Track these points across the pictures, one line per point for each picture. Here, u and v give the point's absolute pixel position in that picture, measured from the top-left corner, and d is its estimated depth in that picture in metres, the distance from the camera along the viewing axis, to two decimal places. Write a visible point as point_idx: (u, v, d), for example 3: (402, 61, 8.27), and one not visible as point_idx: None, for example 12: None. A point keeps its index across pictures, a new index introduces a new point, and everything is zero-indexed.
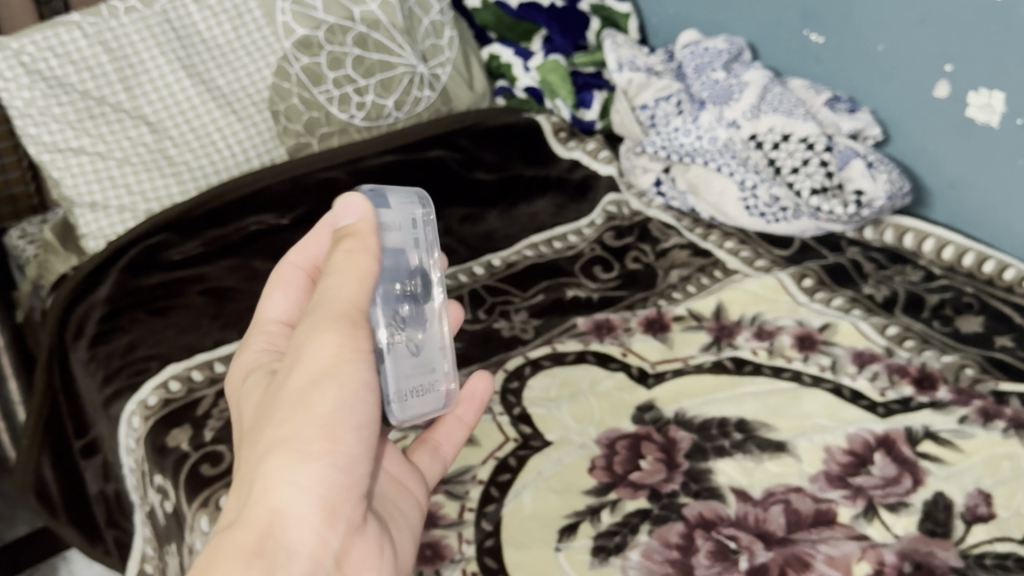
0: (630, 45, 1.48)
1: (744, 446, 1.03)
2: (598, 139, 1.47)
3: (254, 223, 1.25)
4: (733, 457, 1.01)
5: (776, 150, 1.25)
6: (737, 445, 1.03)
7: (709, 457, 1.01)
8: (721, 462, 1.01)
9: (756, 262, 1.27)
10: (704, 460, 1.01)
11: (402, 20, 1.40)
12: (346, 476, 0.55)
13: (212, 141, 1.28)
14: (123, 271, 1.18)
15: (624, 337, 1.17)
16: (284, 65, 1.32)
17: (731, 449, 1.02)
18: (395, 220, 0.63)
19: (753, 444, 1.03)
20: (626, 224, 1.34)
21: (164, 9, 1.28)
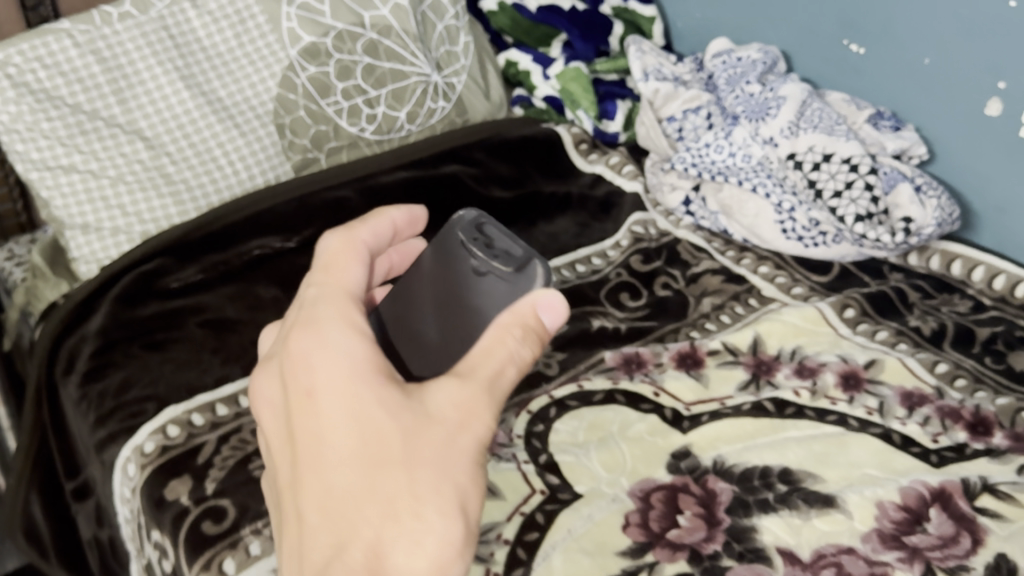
0: (657, 52, 1.41)
1: (789, 500, 0.95)
2: (622, 152, 1.38)
3: (257, 246, 1.17)
4: (778, 513, 0.93)
5: (817, 171, 1.16)
6: (782, 499, 0.95)
7: (752, 513, 0.93)
8: (765, 519, 0.93)
9: (793, 289, 1.20)
10: (747, 517, 0.93)
11: (415, 26, 1.31)
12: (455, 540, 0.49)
13: (213, 158, 1.19)
14: (114, 302, 1.10)
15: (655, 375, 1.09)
16: (290, 74, 1.24)
17: (776, 503, 0.94)
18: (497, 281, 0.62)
19: (799, 498, 0.95)
20: (654, 246, 1.26)
21: (160, 15, 1.19)
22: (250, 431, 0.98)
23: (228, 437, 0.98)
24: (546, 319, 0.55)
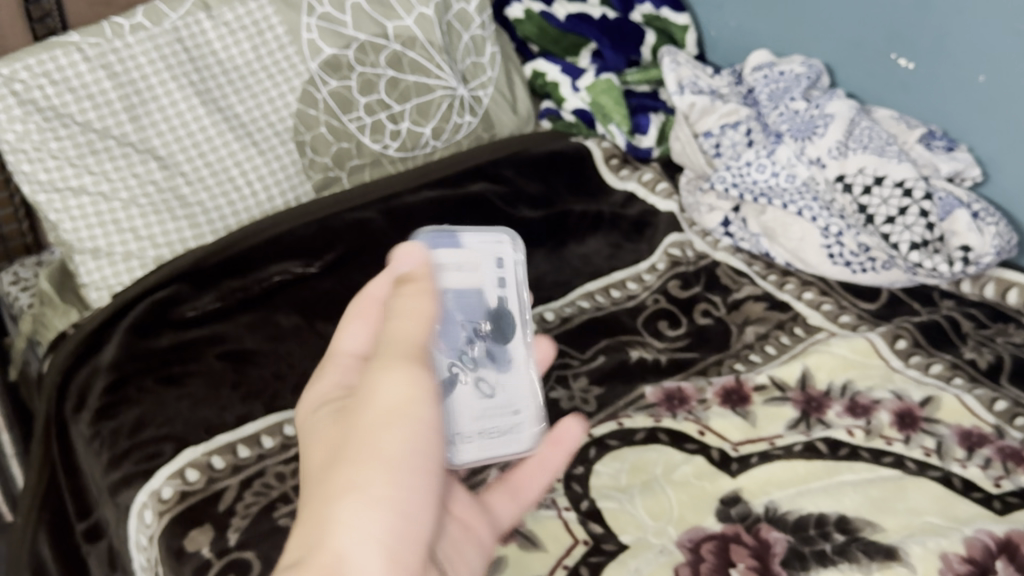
0: (692, 63, 1.35)
1: (847, 551, 0.87)
2: (655, 168, 1.32)
3: (277, 273, 1.11)
4: (838, 566, 0.86)
5: (868, 196, 1.11)
6: (840, 551, 0.87)
7: (810, 566, 0.86)
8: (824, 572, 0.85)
9: (840, 317, 1.14)
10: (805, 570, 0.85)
11: (440, 37, 1.26)
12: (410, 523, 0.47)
13: (231, 177, 1.13)
14: (127, 333, 1.04)
15: (698, 414, 1.03)
16: (310, 89, 1.18)
17: (834, 555, 0.87)
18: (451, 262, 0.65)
19: (858, 549, 0.87)
20: (692, 270, 1.20)
21: (175, 26, 1.13)
22: (274, 475, 0.92)
23: (250, 481, 0.92)
24: (404, 264, 0.57)
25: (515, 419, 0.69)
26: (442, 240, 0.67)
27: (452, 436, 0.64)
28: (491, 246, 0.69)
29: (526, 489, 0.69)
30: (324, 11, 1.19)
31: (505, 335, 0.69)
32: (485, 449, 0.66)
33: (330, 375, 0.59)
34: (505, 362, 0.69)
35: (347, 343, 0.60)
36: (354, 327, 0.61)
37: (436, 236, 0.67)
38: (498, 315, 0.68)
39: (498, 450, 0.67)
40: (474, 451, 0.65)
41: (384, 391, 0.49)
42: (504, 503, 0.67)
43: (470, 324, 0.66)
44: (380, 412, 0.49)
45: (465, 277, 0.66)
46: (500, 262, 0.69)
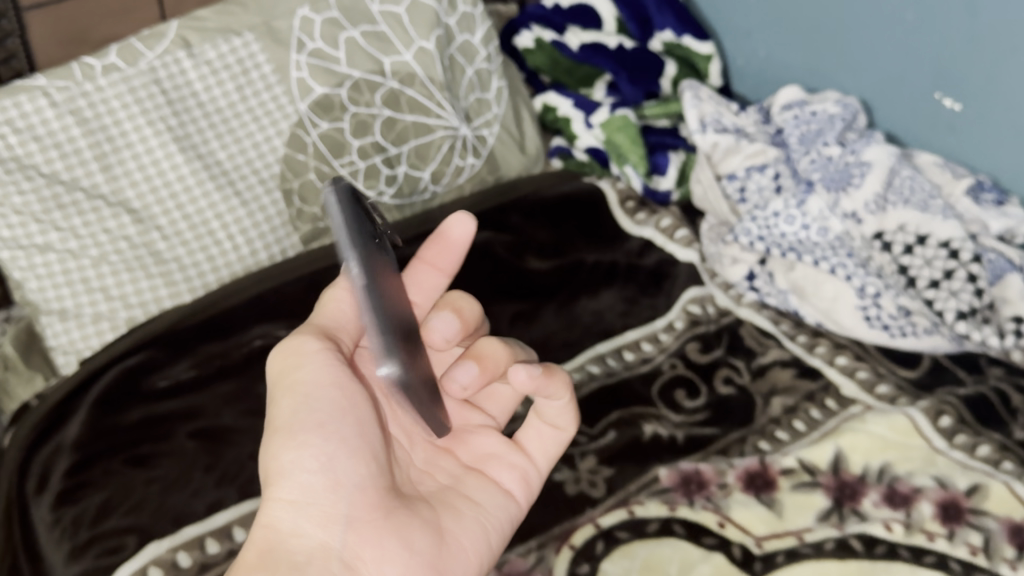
0: (715, 98, 1.24)
1: None
2: (675, 212, 1.22)
3: (260, 336, 1.01)
4: None
5: (909, 256, 1.01)
6: None
7: None
8: None
9: (877, 387, 1.04)
10: None
11: (442, 72, 1.16)
12: (327, 476, 0.56)
13: (210, 231, 1.05)
14: (94, 406, 0.95)
15: (716, 503, 0.93)
16: (299, 132, 1.09)
17: None
18: None
19: None
20: (712, 330, 1.10)
21: (152, 65, 1.03)
22: None
23: None
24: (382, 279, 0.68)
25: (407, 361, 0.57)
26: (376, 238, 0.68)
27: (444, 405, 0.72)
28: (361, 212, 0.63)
29: (541, 445, 0.70)
30: (315, 46, 1.10)
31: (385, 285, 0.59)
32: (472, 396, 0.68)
33: (296, 368, 0.58)
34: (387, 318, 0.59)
35: (322, 358, 0.59)
36: (307, 362, 0.58)
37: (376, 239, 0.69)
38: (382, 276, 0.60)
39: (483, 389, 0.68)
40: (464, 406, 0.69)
41: (308, 475, 0.56)
42: (509, 468, 0.67)
43: None
44: (290, 478, 0.56)
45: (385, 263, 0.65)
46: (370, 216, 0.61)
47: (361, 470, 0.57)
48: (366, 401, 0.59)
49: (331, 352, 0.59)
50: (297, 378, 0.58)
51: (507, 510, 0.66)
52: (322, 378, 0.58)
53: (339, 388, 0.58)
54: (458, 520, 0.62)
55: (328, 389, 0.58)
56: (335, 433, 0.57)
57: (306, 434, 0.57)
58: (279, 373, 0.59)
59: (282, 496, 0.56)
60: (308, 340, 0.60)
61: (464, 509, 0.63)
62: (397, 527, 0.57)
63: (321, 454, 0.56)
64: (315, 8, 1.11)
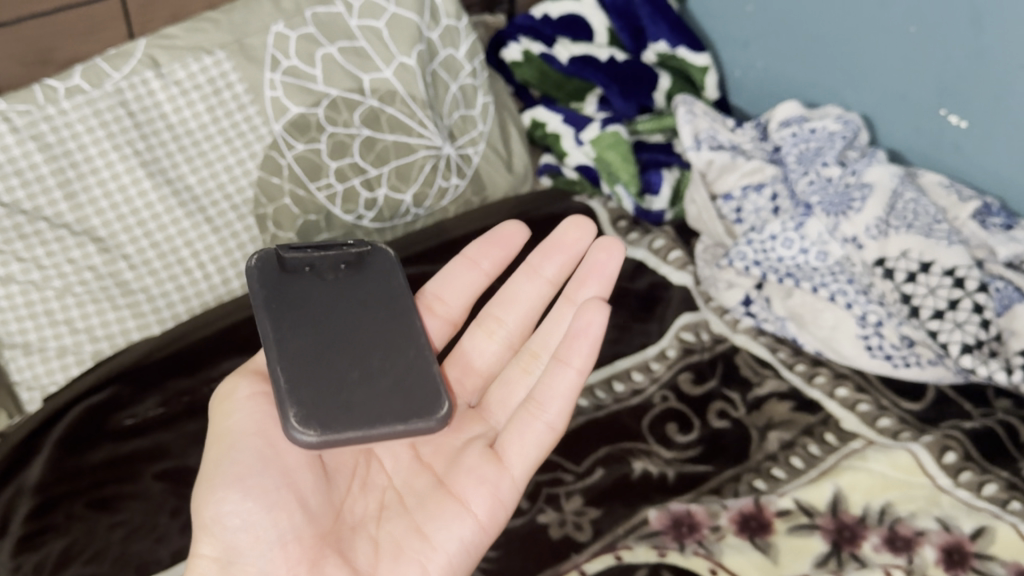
0: (709, 114, 1.19)
1: None
2: (668, 232, 1.17)
3: (231, 370, 0.98)
4: None
5: (912, 284, 0.95)
6: None
7: None
8: None
9: (878, 420, 0.99)
10: None
11: (424, 90, 1.11)
12: (247, 534, 0.59)
13: (180, 259, 1.00)
14: (57, 446, 0.90)
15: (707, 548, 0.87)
16: (273, 154, 1.04)
17: None
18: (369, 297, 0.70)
19: None
20: (707, 359, 1.05)
21: (118, 86, 0.99)
22: None
23: None
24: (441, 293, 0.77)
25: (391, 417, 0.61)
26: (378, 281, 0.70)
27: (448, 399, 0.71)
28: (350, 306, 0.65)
29: (519, 447, 0.67)
30: (290, 64, 1.05)
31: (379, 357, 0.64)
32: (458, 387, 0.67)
33: (226, 418, 0.64)
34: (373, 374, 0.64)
35: (251, 403, 0.65)
36: (238, 411, 0.64)
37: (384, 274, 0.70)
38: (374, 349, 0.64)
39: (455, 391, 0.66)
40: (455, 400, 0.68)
41: (231, 530, 0.59)
42: (476, 485, 0.65)
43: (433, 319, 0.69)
44: (214, 533, 0.59)
45: None
46: None
47: (280, 524, 0.60)
48: (290, 450, 0.63)
49: (260, 398, 0.65)
50: (224, 431, 0.63)
51: (464, 537, 0.63)
52: (250, 427, 0.63)
53: (264, 436, 0.63)
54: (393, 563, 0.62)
55: (254, 439, 0.63)
56: (255, 488, 0.60)
57: (225, 490, 0.60)
58: (213, 421, 0.64)
59: (206, 553, 0.60)
60: (245, 384, 0.66)
61: (409, 547, 0.63)
62: None
63: (241, 510, 0.60)
64: (290, 24, 1.06)
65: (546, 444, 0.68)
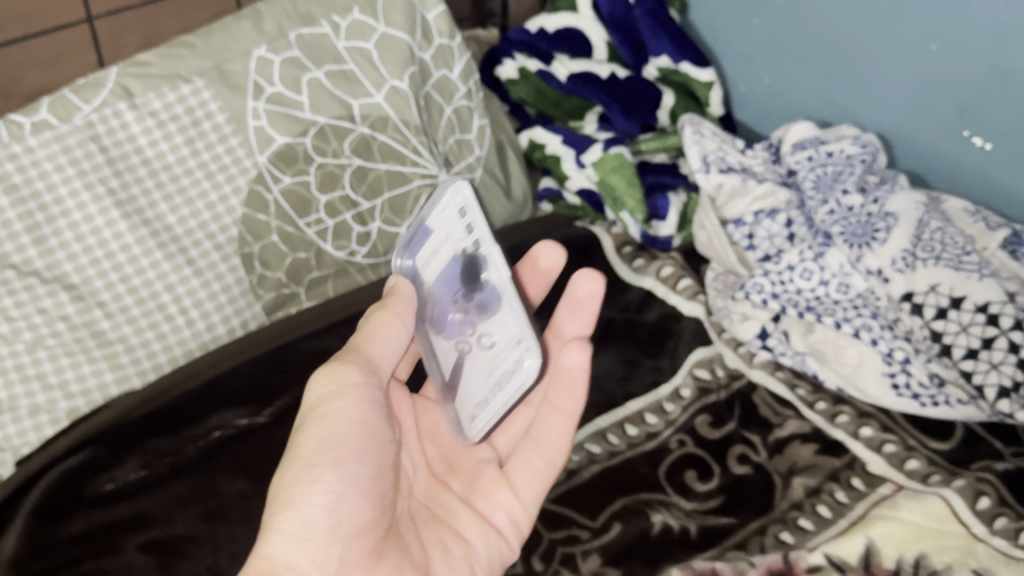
0: (717, 134, 1.14)
1: None
2: (676, 258, 1.11)
3: (217, 425, 0.91)
4: None
5: (942, 321, 0.90)
6: None
7: None
8: None
9: (907, 462, 0.92)
10: None
11: (417, 115, 1.06)
12: (330, 517, 0.57)
13: (160, 305, 0.93)
14: (30, 516, 0.82)
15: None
16: (258, 188, 0.97)
17: None
18: (423, 257, 0.66)
19: None
20: (723, 399, 0.99)
21: (88, 120, 0.91)
22: None
23: None
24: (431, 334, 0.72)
25: (521, 346, 0.62)
26: (424, 234, 0.65)
27: (465, 414, 0.68)
28: (449, 202, 0.62)
29: (527, 479, 0.72)
30: (274, 91, 0.99)
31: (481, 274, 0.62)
32: (507, 399, 0.64)
33: (333, 399, 0.60)
34: (494, 304, 0.62)
35: (362, 393, 0.61)
36: (345, 396, 0.60)
37: (419, 235, 0.65)
38: (472, 265, 0.62)
39: (516, 397, 0.63)
40: (491, 410, 0.65)
41: (313, 510, 0.57)
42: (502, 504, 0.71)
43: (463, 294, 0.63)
44: (295, 509, 0.57)
45: (440, 258, 0.64)
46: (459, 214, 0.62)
47: (363, 515, 0.59)
48: (386, 445, 0.62)
49: (370, 389, 0.61)
50: (331, 411, 0.59)
51: (497, 546, 0.70)
52: (357, 414, 0.60)
53: (370, 429, 0.60)
54: None
55: (359, 430, 0.60)
56: (350, 474, 0.58)
57: (320, 470, 0.57)
58: (317, 398, 0.60)
59: (283, 526, 0.57)
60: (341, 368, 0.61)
61: (454, 547, 0.68)
62: None
63: (330, 494, 0.57)
64: (273, 48, 0.99)
65: (550, 479, 0.72)
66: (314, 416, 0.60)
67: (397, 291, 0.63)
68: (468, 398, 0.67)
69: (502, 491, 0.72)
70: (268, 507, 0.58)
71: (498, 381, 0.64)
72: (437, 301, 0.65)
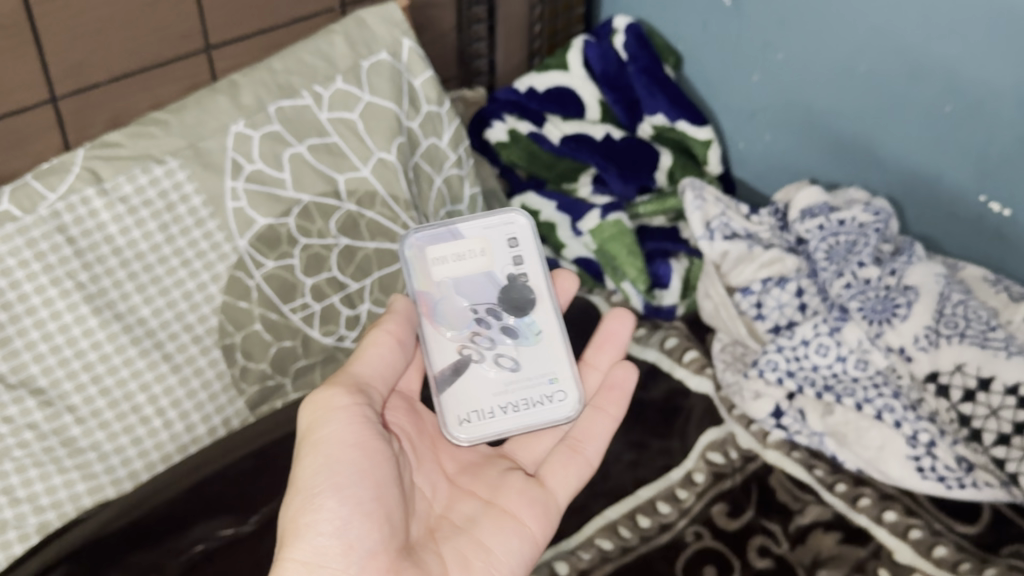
0: (718, 196, 1.09)
1: None
2: (681, 328, 1.06)
3: (201, 538, 0.85)
4: None
5: (970, 404, 0.86)
6: None
7: None
8: None
9: (935, 549, 0.85)
10: None
11: (407, 188, 1.00)
12: (338, 540, 0.58)
13: (135, 406, 0.86)
14: None
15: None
16: (238, 274, 0.91)
17: None
18: (439, 254, 0.73)
19: None
20: (739, 484, 0.92)
21: (54, 209, 0.83)
22: None
23: None
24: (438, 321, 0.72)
25: (548, 385, 0.73)
26: (451, 234, 0.74)
27: (457, 415, 0.71)
28: (506, 224, 0.75)
29: (563, 480, 0.72)
30: (253, 169, 0.92)
31: (522, 311, 0.74)
32: (515, 417, 0.72)
33: (322, 426, 0.62)
34: (526, 338, 0.74)
35: (350, 414, 0.63)
36: (334, 420, 0.62)
37: (443, 232, 0.74)
38: (510, 287, 0.74)
39: (528, 420, 0.72)
40: (492, 423, 0.71)
41: (322, 536, 0.58)
42: (529, 504, 0.69)
43: (484, 308, 0.74)
44: (305, 538, 0.58)
45: (470, 263, 0.73)
46: (512, 241, 0.75)
47: (371, 533, 0.59)
48: (383, 461, 0.62)
49: (358, 411, 0.63)
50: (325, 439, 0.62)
51: (523, 551, 0.66)
52: (348, 438, 0.62)
53: (363, 450, 0.62)
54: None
55: (353, 453, 0.61)
56: (350, 497, 0.59)
57: (321, 497, 0.59)
58: (307, 428, 0.62)
59: (295, 556, 0.58)
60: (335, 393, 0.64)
61: (475, 560, 0.65)
62: None
63: (334, 518, 0.59)
64: (251, 123, 0.93)
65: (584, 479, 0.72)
66: (311, 454, 0.61)
67: (394, 312, 0.70)
68: (465, 403, 0.71)
69: (534, 489, 0.70)
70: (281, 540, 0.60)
71: (512, 402, 0.72)
72: (444, 296, 0.73)
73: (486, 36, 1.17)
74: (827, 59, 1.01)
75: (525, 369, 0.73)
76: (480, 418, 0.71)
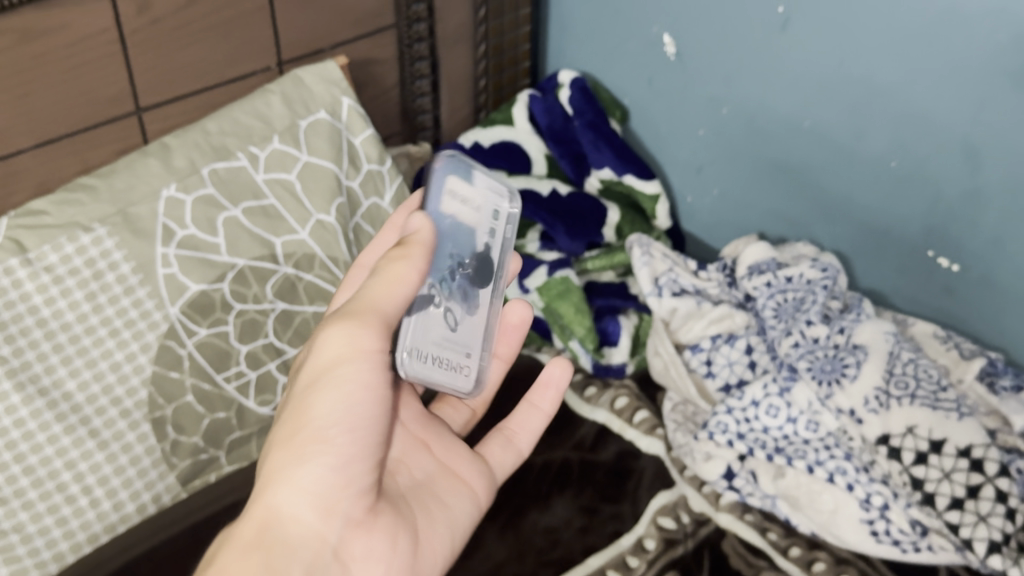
0: (666, 252, 1.08)
1: None
2: (631, 386, 1.04)
3: None
4: None
5: (922, 467, 0.83)
6: None
7: None
8: None
9: None
10: None
11: (347, 250, 0.99)
12: (339, 476, 0.53)
13: (60, 484, 0.82)
14: None
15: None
16: (170, 343, 0.88)
17: None
18: (466, 196, 0.62)
19: None
20: (691, 551, 0.88)
21: None
22: None
23: None
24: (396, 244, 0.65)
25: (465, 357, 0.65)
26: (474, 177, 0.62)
27: (408, 343, 0.59)
28: None
29: (499, 457, 0.69)
30: (186, 234, 0.89)
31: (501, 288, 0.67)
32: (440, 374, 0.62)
33: (338, 361, 0.53)
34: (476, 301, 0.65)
35: (372, 359, 0.53)
36: (356, 362, 0.53)
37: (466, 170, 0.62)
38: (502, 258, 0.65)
39: (441, 379, 0.63)
40: (428, 371, 0.61)
41: (322, 469, 0.52)
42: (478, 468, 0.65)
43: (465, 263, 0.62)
44: (301, 466, 0.52)
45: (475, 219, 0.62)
46: None
47: (368, 474, 0.54)
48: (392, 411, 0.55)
49: (381, 355, 0.54)
50: (318, 391, 0.53)
51: (473, 513, 0.63)
52: (370, 381, 0.54)
53: (383, 397, 0.54)
54: (429, 525, 0.59)
55: (374, 401, 0.54)
56: (360, 441, 0.53)
57: (332, 432, 0.53)
58: (320, 356, 0.53)
59: (291, 478, 0.52)
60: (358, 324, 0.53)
61: (436, 511, 0.61)
62: (383, 530, 0.55)
63: (339, 457, 0.53)
64: (184, 186, 0.90)
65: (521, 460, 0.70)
66: (301, 398, 0.53)
67: (421, 241, 0.55)
68: (421, 335, 0.61)
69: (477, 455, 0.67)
70: (269, 455, 0.53)
71: (445, 356, 0.63)
72: (443, 234, 0.61)
73: (427, 15, 1.08)
74: (772, 113, 1.00)
75: (459, 334, 0.64)
76: (422, 357, 0.60)
